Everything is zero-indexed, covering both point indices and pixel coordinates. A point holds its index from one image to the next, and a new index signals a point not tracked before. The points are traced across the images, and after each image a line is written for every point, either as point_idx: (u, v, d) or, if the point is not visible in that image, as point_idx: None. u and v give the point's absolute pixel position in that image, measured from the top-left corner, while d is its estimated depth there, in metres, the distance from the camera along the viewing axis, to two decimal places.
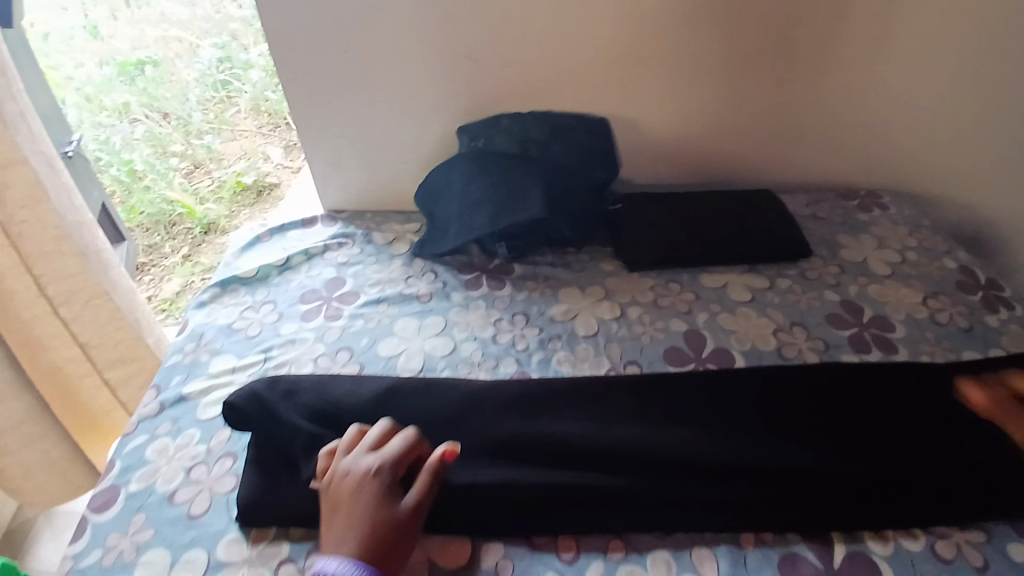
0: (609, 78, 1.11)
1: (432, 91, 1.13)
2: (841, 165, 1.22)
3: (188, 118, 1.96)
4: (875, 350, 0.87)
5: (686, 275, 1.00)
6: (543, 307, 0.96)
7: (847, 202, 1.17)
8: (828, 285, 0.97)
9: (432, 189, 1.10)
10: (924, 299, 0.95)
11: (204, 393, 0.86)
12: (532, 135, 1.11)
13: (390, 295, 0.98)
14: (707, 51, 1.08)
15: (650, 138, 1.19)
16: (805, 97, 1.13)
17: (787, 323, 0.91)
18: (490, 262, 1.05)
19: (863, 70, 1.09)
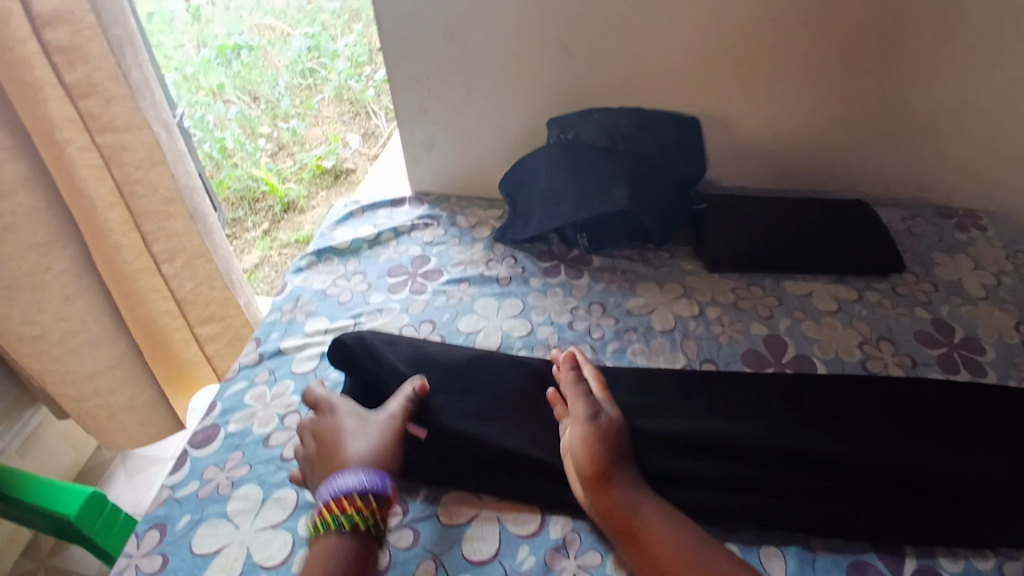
0: (704, 76, 1.10)
1: (526, 81, 1.15)
2: (942, 182, 1.16)
3: (276, 102, 2.09)
4: (963, 371, 0.84)
5: (769, 280, 0.99)
6: (620, 299, 0.97)
7: (944, 220, 1.11)
8: (920, 302, 0.94)
9: (518, 174, 1.13)
10: (1019, 325, 0.90)
11: (300, 349, 0.93)
12: (621, 128, 1.11)
13: (471, 276, 1.02)
14: (809, 54, 1.05)
15: (740, 139, 1.17)
16: (911, 106, 1.08)
17: (873, 336, 0.89)
18: (569, 251, 1.07)
19: (979, 81, 1.03)
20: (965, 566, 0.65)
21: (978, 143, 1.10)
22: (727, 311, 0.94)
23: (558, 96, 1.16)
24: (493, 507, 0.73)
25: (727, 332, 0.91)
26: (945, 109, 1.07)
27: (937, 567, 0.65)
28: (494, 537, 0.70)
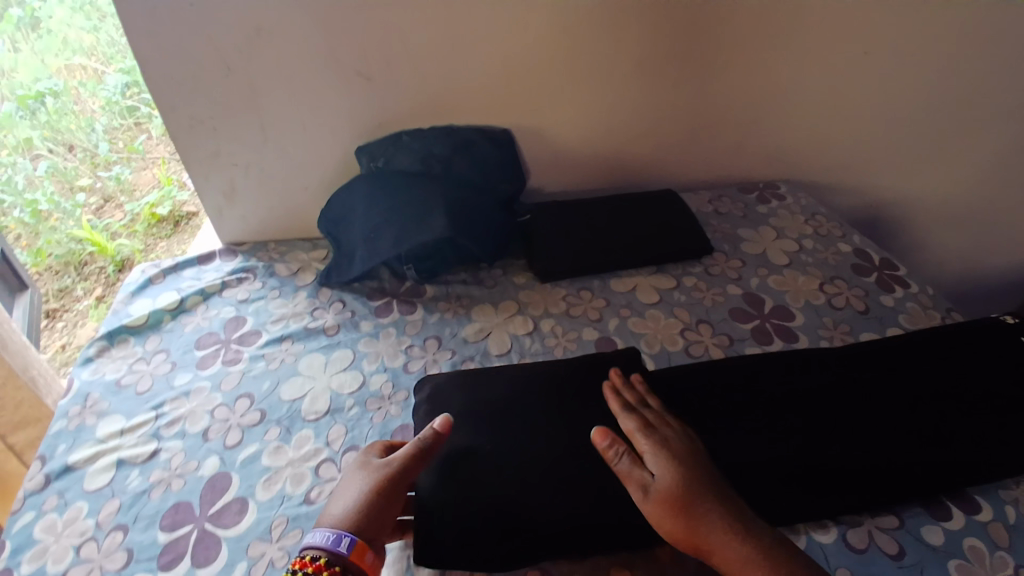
0: (503, 92, 1.13)
1: (324, 116, 1.14)
2: (734, 162, 1.30)
3: (95, 149, 1.84)
4: (777, 339, 0.97)
5: (596, 282, 1.10)
6: (456, 328, 1.04)
7: (748, 196, 1.29)
8: (731, 279, 1.09)
9: (336, 213, 1.16)
10: (823, 286, 1.07)
11: (92, 460, 0.88)
12: (435, 151, 1.16)
13: (294, 331, 1.05)
14: (595, 60, 1.10)
15: (555, 145, 1.22)
16: (695, 98, 1.17)
17: (694, 321, 1.01)
18: (400, 286, 1.14)
19: (741, 72, 1.14)
20: (808, 543, 0.71)
21: (755, 127, 1.23)
22: (560, 320, 1.03)
23: (365, 124, 1.15)
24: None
25: (560, 343, 0.99)
26: (729, 94, 1.17)
27: None
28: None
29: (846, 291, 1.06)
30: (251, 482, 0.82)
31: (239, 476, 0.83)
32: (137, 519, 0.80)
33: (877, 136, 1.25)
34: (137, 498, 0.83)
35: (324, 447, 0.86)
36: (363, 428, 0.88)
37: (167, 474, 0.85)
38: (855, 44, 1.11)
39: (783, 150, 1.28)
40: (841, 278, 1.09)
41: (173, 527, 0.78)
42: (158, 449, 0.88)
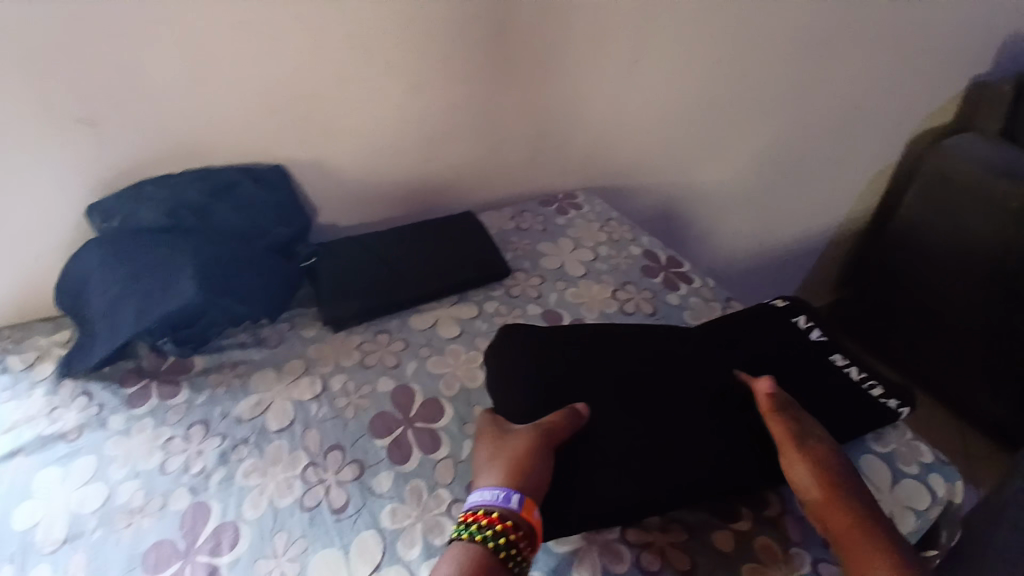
0: (297, 109, 0.88)
1: (42, 170, 0.81)
2: (549, 172, 1.13)
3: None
4: (682, 284, 0.93)
5: (395, 321, 0.86)
6: (229, 405, 0.74)
7: (546, 208, 1.06)
8: (629, 241, 1.00)
9: (73, 282, 0.82)
10: (666, 267, 0.96)
11: None
12: (188, 198, 0.84)
13: (25, 442, 0.72)
14: (383, 77, 0.90)
15: (335, 177, 0.97)
16: (509, 104, 1.01)
17: (620, 283, 0.92)
18: (163, 363, 0.79)
19: (574, 69, 1.01)
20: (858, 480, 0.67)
21: (590, 126, 1.10)
22: (353, 374, 0.78)
23: (97, 173, 0.84)
24: None
25: (353, 403, 0.74)
26: (519, 100, 1.01)
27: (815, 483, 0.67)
28: None
29: (696, 288, 0.93)
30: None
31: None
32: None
33: (733, 134, 1.24)
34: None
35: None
36: (110, 552, 0.61)
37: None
38: (696, 29, 1.04)
39: (618, 164, 1.18)
40: (692, 276, 0.95)
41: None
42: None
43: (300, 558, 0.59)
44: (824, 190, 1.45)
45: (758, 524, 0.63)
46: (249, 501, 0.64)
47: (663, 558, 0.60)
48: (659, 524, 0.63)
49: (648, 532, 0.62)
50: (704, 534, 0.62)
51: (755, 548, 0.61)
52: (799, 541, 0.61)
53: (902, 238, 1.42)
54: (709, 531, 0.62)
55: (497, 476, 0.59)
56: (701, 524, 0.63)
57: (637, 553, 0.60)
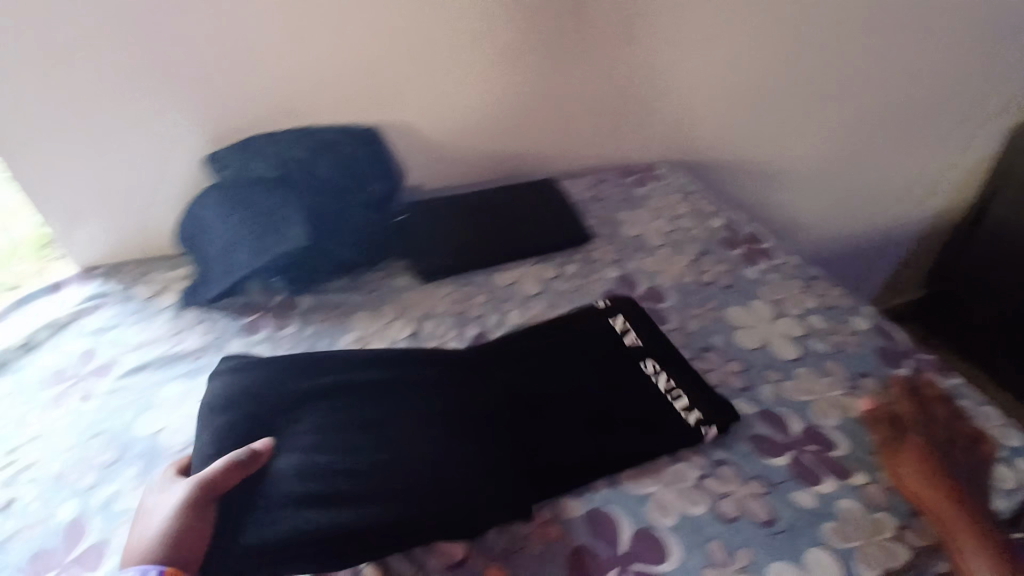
0: (394, 73, 0.93)
1: (169, 120, 0.90)
2: (630, 146, 1.14)
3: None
4: (762, 259, 0.93)
5: (480, 276, 0.91)
6: (330, 340, 0.82)
7: (626, 179, 1.09)
8: (709, 213, 1.01)
9: (192, 225, 0.90)
10: (746, 241, 0.96)
11: None
12: (294, 153, 0.90)
13: (152, 358, 0.82)
14: (474, 43, 0.94)
15: (426, 141, 1.02)
16: (593, 76, 1.03)
17: (699, 254, 0.93)
18: (272, 299, 0.89)
19: (659, 41, 1.01)
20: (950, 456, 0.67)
21: (673, 102, 1.10)
22: (442, 320, 0.84)
23: (216, 126, 0.91)
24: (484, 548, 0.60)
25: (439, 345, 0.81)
26: (602, 69, 1.02)
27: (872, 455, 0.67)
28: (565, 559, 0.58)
29: (778, 264, 0.93)
30: (112, 524, 0.67)
31: (100, 519, 0.67)
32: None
33: (820, 115, 1.20)
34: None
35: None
36: None
37: (17, 527, 0.69)
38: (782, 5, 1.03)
39: (701, 143, 1.17)
40: (773, 252, 0.95)
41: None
42: (11, 498, 0.72)
43: None
44: (915, 179, 1.39)
45: (839, 487, 0.64)
46: None
47: (744, 506, 0.62)
48: (740, 476, 0.65)
49: (729, 482, 0.64)
50: (785, 491, 0.63)
51: (838, 509, 0.62)
52: (882, 506, 0.63)
53: (998, 232, 1.35)
54: (790, 488, 0.64)
55: (150, 549, 0.54)
56: (781, 480, 0.64)
57: (718, 501, 0.62)
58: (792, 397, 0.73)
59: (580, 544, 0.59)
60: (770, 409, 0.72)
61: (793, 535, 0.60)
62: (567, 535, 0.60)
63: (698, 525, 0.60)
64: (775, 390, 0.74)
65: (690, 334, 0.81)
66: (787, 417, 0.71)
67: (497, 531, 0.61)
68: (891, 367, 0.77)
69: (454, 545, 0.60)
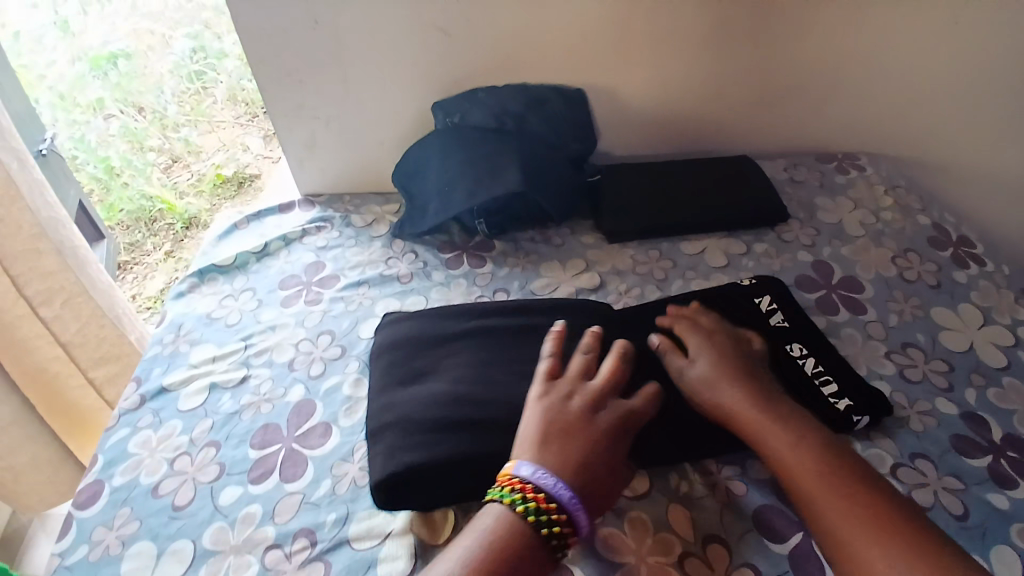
0: (606, 39, 0.98)
1: (404, 68, 1.02)
2: (831, 133, 1.09)
3: (164, 111, 1.83)
4: (973, 265, 0.87)
5: (666, 243, 0.94)
6: (524, 283, 0.91)
7: (824, 164, 1.06)
8: (916, 210, 0.96)
9: (410, 166, 1.03)
10: (957, 246, 0.90)
11: (186, 383, 0.85)
12: (509, 109, 1.00)
13: (370, 277, 0.94)
14: (687, 16, 0.95)
15: (625, 107, 1.06)
16: (803, 57, 1.00)
17: (901, 250, 0.89)
18: (470, 240, 0.99)
19: (883, 26, 0.96)
20: None
21: (887, 91, 1.03)
22: (625, 277, 0.89)
23: (440, 78, 1.03)
24: (662, 488, 0.64)
25: (622, 300, 0.86)
26: (818, 50, 0.99)
27: None
28: (755, 525, 0.60)
29: (989, 271, 0.86)
30: (336, 407, 0.76)
31: (324, 403, 0.77)
32: (228, 437, 0.76)
33: None
34: (228, 419, 0.79)
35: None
36: None
37: (256, 398, 0.80)
38: None
39: (911, 141, 1.08)
40: (985, 258, 0.89)
41: (262, 446, 0.74)
42: (248, 375, 0.83)
43: None
44: None
45: None
46: None
47: (938, 499, 0.61)
48: (934, 470, 0.63)
49: (924, 474, 0.63)
50: (981, 491, 0.61)
51: None
52: None
53: None
54: (987, 490, 0.62)
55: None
56: (978, 481, 0.62)
57: (911, 489, 0.61)
58: (995, 403, 0.70)
59: (764, 505, 0.62)
60: (974, 411, 0.69)
61: (985, 535, 0.58)
62: (749, 494, 0.63)
63: None
64: (979, 395, 0.70)
65: (887, 329, 0.78)
66: (990, 422, 0.68)
67: (677, 476, 0.65)
68: None
69: (638, 481, 0.65)
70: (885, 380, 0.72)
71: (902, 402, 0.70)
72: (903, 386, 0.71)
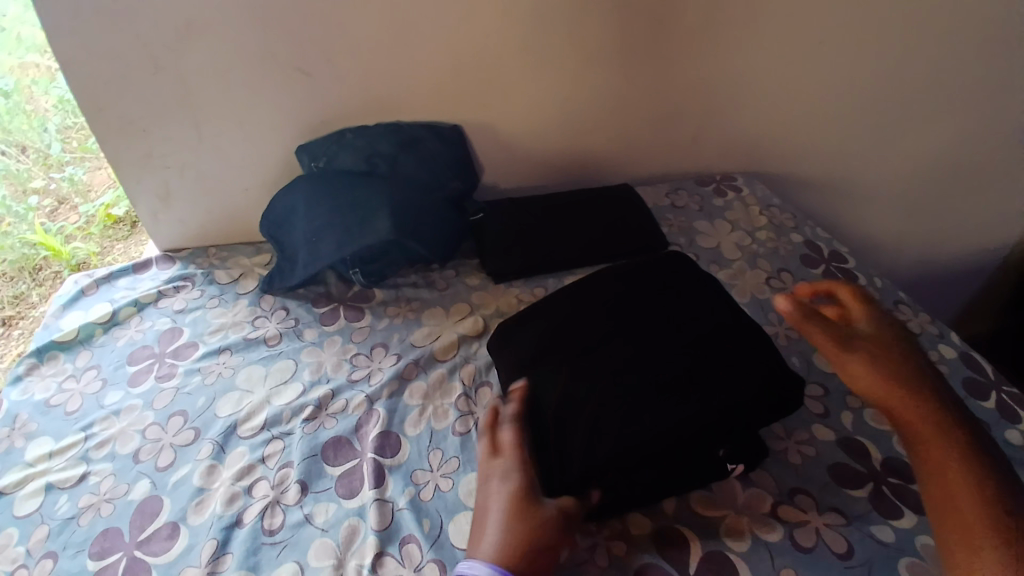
0: (475, 76, 0.95)
1: (261, 113, 0.95)
2: (710, 157, 1.10)
3: (47, 150, 1.42)
4: (845, 281, 0.89)
5: (551, 280, 0.91)
6: (404, 334, 0.85)
7: (703, 188, 1.07)
8: (790, 228, 0.98)
9: (278, 216, 0.95)
10: (828, 261, 0.92)
11: (22, 485, 0.73)
12: (379, 149, 0.95)
13: (233, 341, 0.85)
14: (554, 52, 0.93)
15: (504, 141, 1.03)
16: (679, 86, 0.99)
17: (776, 270, 0.90)
18: (348, 291, 0.93)
19: (746, 59, 0.97)
20: None
21: (759, 118, 1.04)
22: None
23: (304, 120, 0.97)
24: None
25: None
26: (687, 81, 0.99)
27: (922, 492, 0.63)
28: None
29: (861, 286, 0.88)
30: (185, 502, 0.67)
31: (172, 499, 0.68)
32: (65, 547, 0.66)
33: (918, 151, 1.08)
34: (65, 524, 0.68)
35: (259, 462, 0.69)
36: (294, 443, 0.71)
37: (96, 498, 0.70)
38: (891, 31, 0.93)
39: (784, 160, 1.11)
40: (857, 273, 0.91)
41: (100, 557, 0.64)
42: (89, 472, 0.73)
43: (453, 475, 0.66)
44: None
45: (922, 523, 0.60)
46: (411, 420, 0.72)
47: (820, 537, 0.59)
48: (814, 505, 0.62)
49: (803, 510, 0.62)
50: (862, 525, 0.61)
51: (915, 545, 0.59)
52: None
53: None
54: (868, 521, 0.61)
55: None
56: (859, 514, 0.62)
57: (791, 528, 0.60)
58: (872, 425, 0.70)
59: (645, 562, 0.59)
60: (852, 437, 0.69)
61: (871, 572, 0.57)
62: (632, 554, 0.60)
63: (769, 554, 0.58)
64: (855, 418, 0.71)
65: None
66: (869, 446, 0.68)
67: None
68: (980, 400, 0.73)
69: None
70: None
71: (782, 433, 0.69)
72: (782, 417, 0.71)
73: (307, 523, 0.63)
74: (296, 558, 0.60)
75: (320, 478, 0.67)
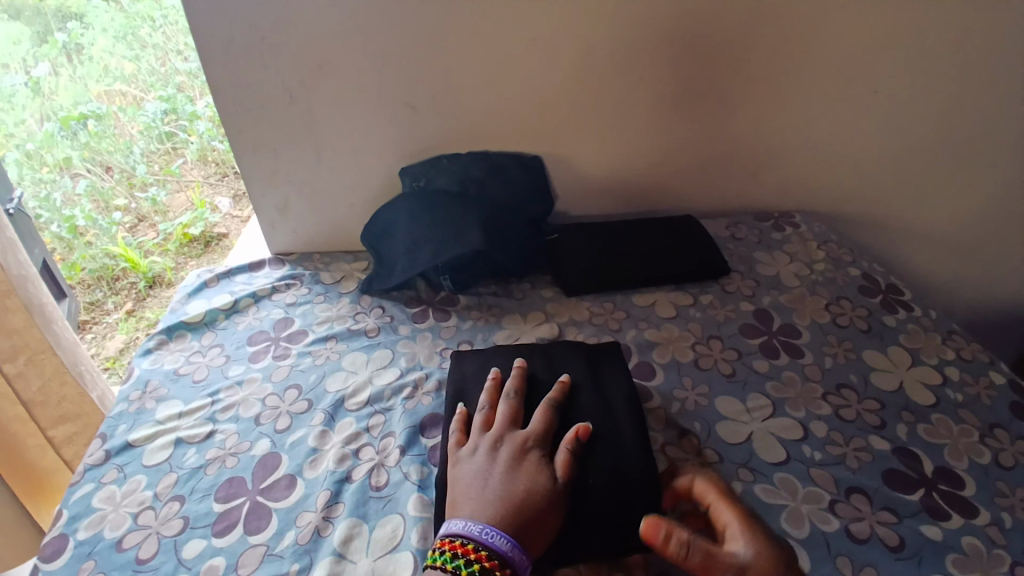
0: (562, 112, 1.07)
1: (374, 137, 1.09)
2: (768, 195, 1.18)
3: (133, 171, 1.81)
4: (900, 311, 0.95)
5: (618, 296, 1.01)
6: (487, 335, 0.95)
7: (762, 224, 1.15)
8: (847, 262, 1.05)
9: (380, 226, 1.08)
10: (886, 293, 0.98)
11: (151, 440, 0.85)
12: (473, 173, 1.08)
13: (338, 331, 0.97)
14: (634, 96, 1.05)
15: (578, 173, 1.15)
16: (742, 131, 1.09)
17: (834, 297, 0.97)
18: (436, 295, 1.04)
19: (810, 107, 1.06)
20: None
21: (817, 162, 1.13)
22: (584, 328, 0.94)
23: (408, 146, 1.10)
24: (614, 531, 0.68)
25: None
26: (752, 124, 1.08)
27: (967, 496, 0.69)
28: None
29: (916, 316, 0.94)
30: (301, 459, 0.78)
31: (289, 456, 0.79)
32: (193, 492, 0.77)
33: (976, 192, 1.13)
34: (193, 473, 0.79)
35: (364, 431, 0.80)
36: (396, 417, 0.81)
37: (222, 452, 0.81)
38: (947, 85, 1.02)
39: (839, 201, 1.18)
40: (912, 304, 0.97)
41: (226, 500, 0.75)
42: (214, 430, 0.85)
43: None
44: None
45: (969, 527, 0.66)
46: None
47: (874, 531, 0.65)
48: (868, 504, 0.68)
49: (858, 508, 0.68)
50: (913, 523, 0.66)
51: (961, 542, 0.64)
52: (1004, 544, 0.64)
53: None
54: (919, 521, 0.66)
55: None
56: (911, 513, 0.67)
57: (847, 522, 0.66)
58: (925, 438, 0.76)
59: None
60: (905, 446, 0.75)
61: (921, 564, 0.62)
62: None
63: (825, 540, 0.64)
64: (909, 430, 0.76)
65: (823, 370, 0.85)
66: (921, 456, 0.73)
67: None
68: None
69: None
70: (822, 420, 0.78)
71: (839, 440, 0.75)
72: (839, 426, 0.77)
73: (406, 480, 0.73)
74: (399, 510, 0.70)
75: (417, 446, 0.77)
